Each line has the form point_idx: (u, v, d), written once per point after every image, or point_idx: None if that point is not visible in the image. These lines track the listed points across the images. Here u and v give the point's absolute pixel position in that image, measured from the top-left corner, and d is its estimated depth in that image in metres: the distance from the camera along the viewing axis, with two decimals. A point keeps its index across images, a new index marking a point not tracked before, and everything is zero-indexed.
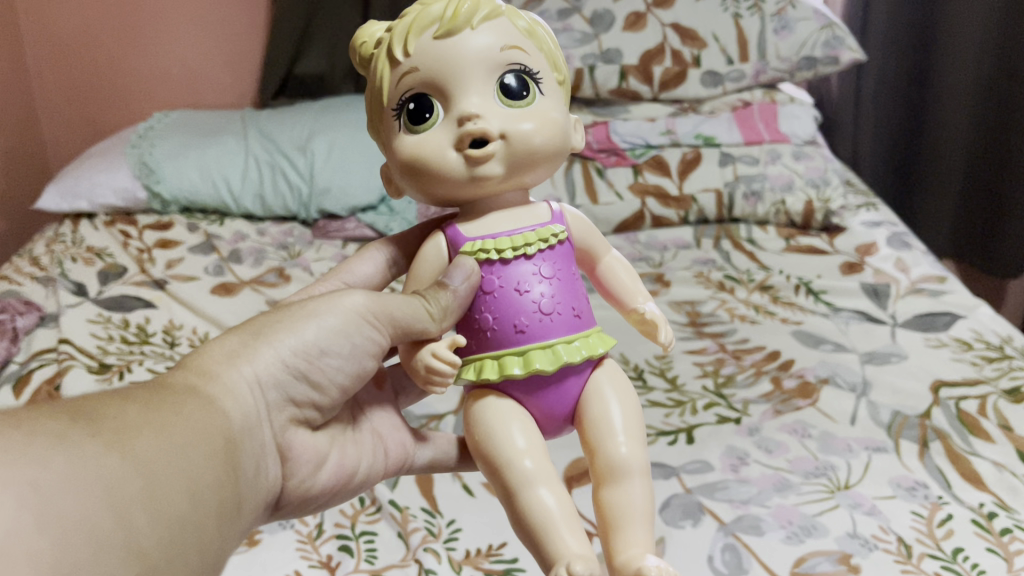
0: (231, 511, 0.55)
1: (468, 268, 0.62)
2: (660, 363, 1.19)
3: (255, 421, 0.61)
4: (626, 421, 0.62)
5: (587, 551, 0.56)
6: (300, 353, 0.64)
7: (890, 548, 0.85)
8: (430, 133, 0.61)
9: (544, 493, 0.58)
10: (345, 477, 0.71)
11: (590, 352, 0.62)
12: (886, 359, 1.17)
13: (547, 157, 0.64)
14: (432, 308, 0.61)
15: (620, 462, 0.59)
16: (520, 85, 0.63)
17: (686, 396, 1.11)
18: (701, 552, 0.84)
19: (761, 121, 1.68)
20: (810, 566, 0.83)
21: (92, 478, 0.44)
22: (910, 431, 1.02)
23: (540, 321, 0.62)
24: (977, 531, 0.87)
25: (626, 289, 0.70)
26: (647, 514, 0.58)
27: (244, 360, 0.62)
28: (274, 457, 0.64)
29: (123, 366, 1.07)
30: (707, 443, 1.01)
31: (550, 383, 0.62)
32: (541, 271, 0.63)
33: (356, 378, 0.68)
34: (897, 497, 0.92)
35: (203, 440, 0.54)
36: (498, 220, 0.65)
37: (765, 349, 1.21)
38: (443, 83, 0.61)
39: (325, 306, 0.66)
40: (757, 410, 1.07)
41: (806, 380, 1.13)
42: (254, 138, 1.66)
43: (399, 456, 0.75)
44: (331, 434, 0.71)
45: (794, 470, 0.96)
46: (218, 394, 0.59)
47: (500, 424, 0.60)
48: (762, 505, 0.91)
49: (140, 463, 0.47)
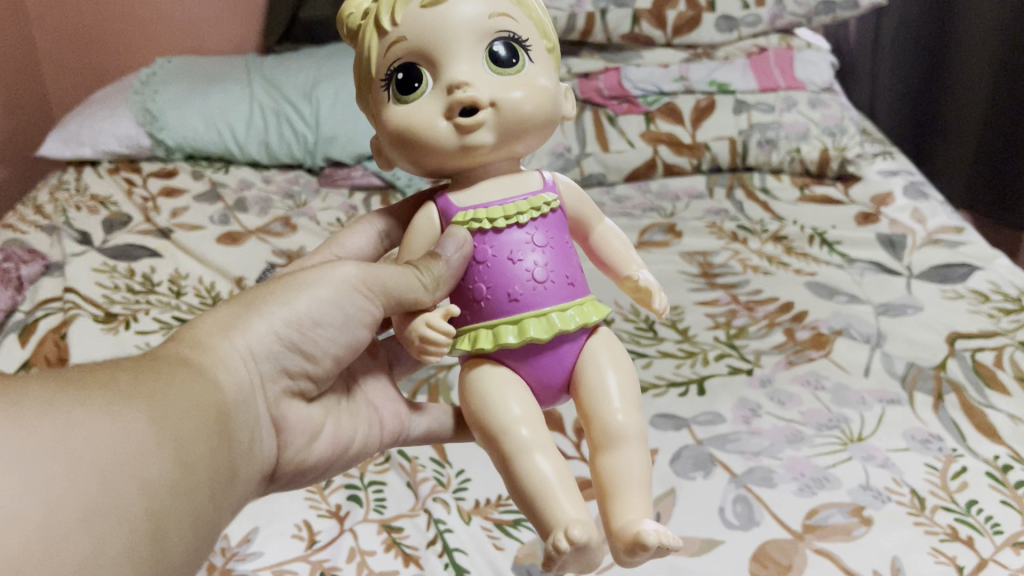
0: (224, 482, 0.54)
1: (461, 237, 0.61)
2: (671, 314, 1.17)
3: (249, 393, 0.60)
4: (624, 388, 0.60)
5: (585, 517, 0.55)
6: (292, 324, 0.62)
7: (903, 499, 0.84)
8: (419, 103, 0.59)
9: (540, 459, 0.56)
10: (341, 448, 0.70)
11: (584, 320, 0.60)
12: (901, 310, 1.16)
13: (538, 124, 0.61)
14: (425, 280, 0.59)
15: (617, 429, 0.58)
16: (508, 54, 0.60)
17: (698, 347, 1.09)
18: (713, 504, 0.84)
19: (777, 68, 1.64)
20: (822, 517, 0.82)
21: (73, 453, 0.43)
22: (924, 382, 1.01)
23: (534, 290, 0.60)
24: (991, 484, 0.86)
25: (620, 258, 0.68)
26: (644, 479, 0.57)
27: (237, 332, 0.60)
28: (267, 430, 0.63)
29: (129, 316, 1.06)
30: (718, 394, 1.00)
31: (544, 350, 0.60)
32: (534, 239, 0.62)
33: (351, 349, 0.67)
34: (910, 449, 0.91)
35: (195, 410, 0.52)
36: (490, 189, 0.63)
37: (779, 300, 1.19)
38: (432, 52, 0.59)
39: (317, 278, 0.64)
40: (770, 361, 1.06)
41: (820, 331, 1.12)
42: (258, 83, 1.63)
43: (393, 428, 0.74)
44: (326, 406, 0.70)
45: (807, 422, 0.95)
46: (211, 364, 0.57)
47: (497, 392, 0.59)
48: (774, 457, 0.90)
49: (127, 437, 0.46)
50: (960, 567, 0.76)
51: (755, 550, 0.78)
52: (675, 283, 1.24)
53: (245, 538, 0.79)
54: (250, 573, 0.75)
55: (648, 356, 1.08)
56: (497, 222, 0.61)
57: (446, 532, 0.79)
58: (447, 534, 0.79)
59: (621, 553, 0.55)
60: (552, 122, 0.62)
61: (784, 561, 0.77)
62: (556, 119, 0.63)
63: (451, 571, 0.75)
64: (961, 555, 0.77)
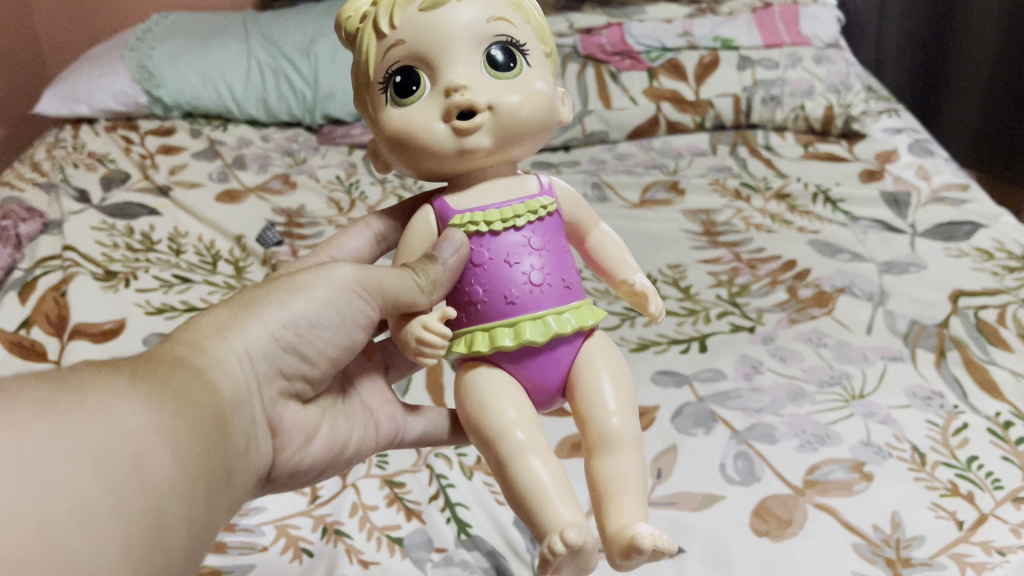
0: (223, 482, 0.51)
1: (458, 240, 0.57)
2: (673, 272, 1.16)
3: (245, 394, 0.56)
4: (619, 390, 0.56)
5: (580, 520, 0.51)
6: (288, 326, 0.59)
7: (904, 455, 0.84)
8: (418, 107, 0.56)
9: (535, 462, 0.52)
10: (337, 450, 0.66)
11: (581, 323, 0.57)
12: (905, 268, 1.15)
13: (536, 130, 0.58)
14: (421, 282, 0.56)
15: (612, 431, 0.54)
16: (506, 58, 0.57)
17: (700, 305, 1.09)
18: (713, 460, 0.84)
19: (782, 24, 1.62)
20: (823, 473, 0.82)
21: (68, 449, 0.40)
22: (927, 339, 1.01)
23: (531, 293, 0.56)
24: (992, 440, 0.86)
25: (615, 262, 0.64)
26: (640, 485, 0.53)
27: (234, 334, 0.57)
28: (263, 432, 0.59)
29: (129, 274, 1.06)
30: (720, 352, 1.00)
31: (540, 353, 0.56)
32: (532, 242, 0.58)
33: (348, 352, 0.63)
34: (911, 406, 0.91)
35: (192, 407, 0.49)
36: (486, 190, 0.59)
37: (782, 258, 1.19)
38: (430, 55, 0.56)
39: (314, 279, 0.61)
40: (772, 319, 1.06)
41: (822, 289, 1.11)
42: (255, 39, 1.61)
43: (389, 432, 0.70)
44: (322, 407, 0.66)
45: (808, 379, 0.95)
46: (208, 365, 0.54)
47: (490, 394, 0.55)
48: (776, 414, 0.90)
49: (124, 434, 0.43)
50: (959, 522, 0.76)
51: (756, 505, 0.78)
52: (677, 242, 1.24)
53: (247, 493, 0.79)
54: (254, 527, 0.76)
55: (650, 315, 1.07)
56: (493, 221, 0.57)
57: (448, 487, 0.79)
58: (448, 490, 0.79)
59: (617, 559, 0.51)
60: (549, 128, 0.59)
61: (785, 516, 0.77)
62: (553, 127, 0.59)
63: (454, 526, 0.75)
64: (962, 510, 0.77)
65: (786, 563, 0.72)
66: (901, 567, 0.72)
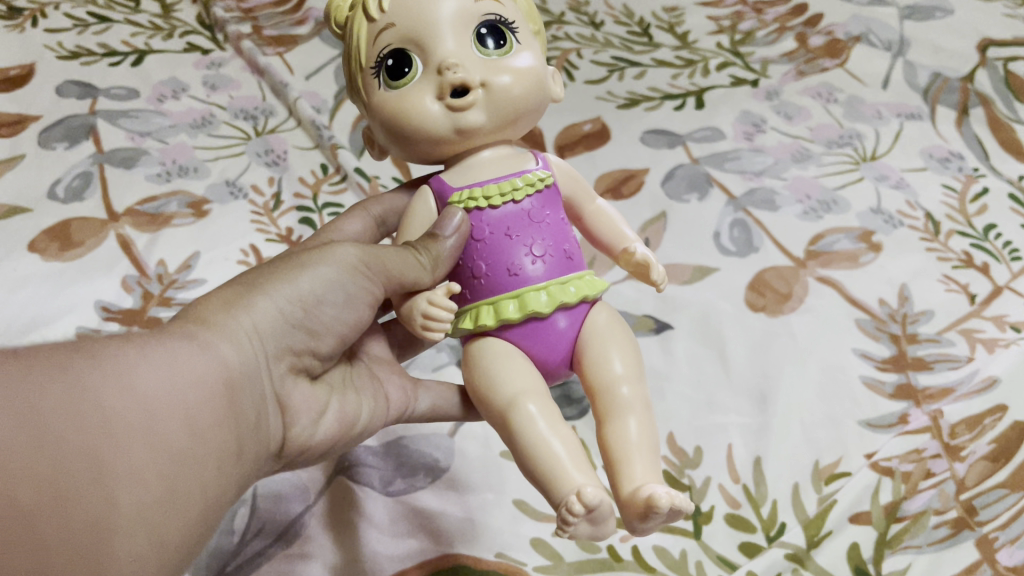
0: (250, 432, 0.42)
1: (457, 218, 0.47)
2: (669, 17, 1.02)
3: (251, 376, 0.42)
4: (626, 351, 0.47)
5: (595, 483, 0.41)
6: (298, 301, 0.45)
7: (917, 225, 0.76)
8: (410, 90, 0.46)
9: (547, 431, 0.43)
10: (348, 430, 0.50)
11: (587, 292, 0.47)
12: (930, 14, 1.01)
13: (532, 110, 0.48)
14: (421, 260, 0.46)
15: (621, 393, 0.45)
16: (496, 37, 0.47)
17: (698, 55, 0.96)
18: (707, 228, 0.76)
19: None
20: (828, 244, 0.74)
21: (70, 399, 0.32)
22: (948, 96, 0.90)
23: (535, 267, 0.47)
24: (1013, 207, 0.77)
25: (611, 231, 0.52)
26: (653, 448, 0.44)
27: (242, 308, 0.43)
28: (271, 415, 0.45)
29: (36, 12, 0.91)
30: (718, 108, 0.89)
31: (546, 324, 0.47)
32: (531, 212, 0.48)
33: (357, 328, 0.49)
34: (928, 169, 0.82)
35: (217, 363, 0.40)
36: (484, 164, 0.49)
37: (791, 3, 1.05)
38: (423, 37, 0.46)
39: (319, 252, 0.46)
40: (778, 72, 0.94)
41: (835, 38, 0.99)
42: None
43: (398, 406, 0.54)
44: (330, 383, 0.51)
45: (815, 139, 0.86)
46: (220, 337, 0.41)
47: (491, 365, 0.45)
48: (777, 178, 0.81)
49: (140, 388, 0.35)
50: (972, 295, 0.70)
51: (752, 278, 0.71)
52: None
53: (184, 265, 0.68)
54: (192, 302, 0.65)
55: (641, 66, 0.94)
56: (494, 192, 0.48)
57: None
58: None
59: (637, 528, 0.42)
60: (545, 106, 0.50)
61: (783, 290, 0.70)
62: (547, 107, 0.49)
63: None
64: (975, 283, 0.71)
65: (783, 340, 0.66)
66: (906, 345, 0.66)
